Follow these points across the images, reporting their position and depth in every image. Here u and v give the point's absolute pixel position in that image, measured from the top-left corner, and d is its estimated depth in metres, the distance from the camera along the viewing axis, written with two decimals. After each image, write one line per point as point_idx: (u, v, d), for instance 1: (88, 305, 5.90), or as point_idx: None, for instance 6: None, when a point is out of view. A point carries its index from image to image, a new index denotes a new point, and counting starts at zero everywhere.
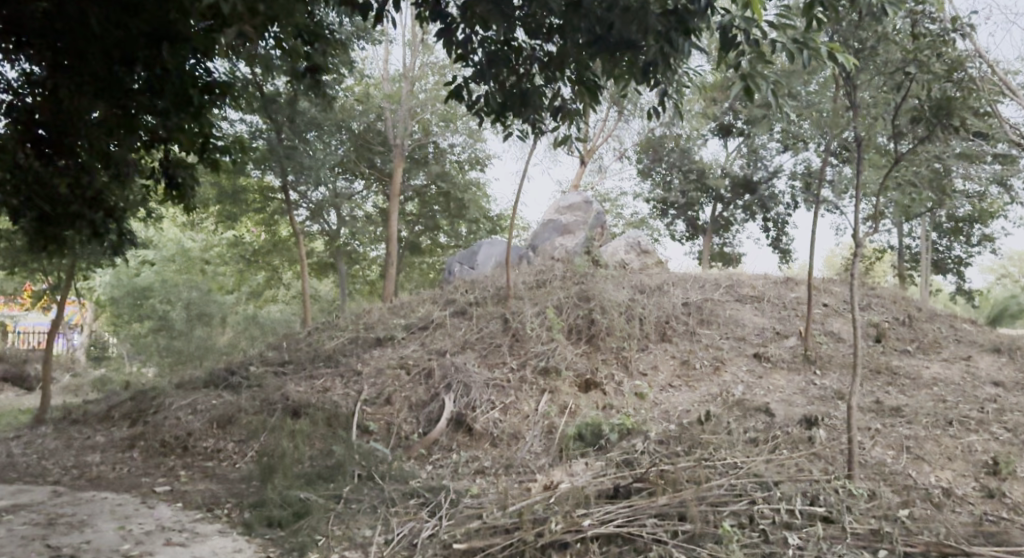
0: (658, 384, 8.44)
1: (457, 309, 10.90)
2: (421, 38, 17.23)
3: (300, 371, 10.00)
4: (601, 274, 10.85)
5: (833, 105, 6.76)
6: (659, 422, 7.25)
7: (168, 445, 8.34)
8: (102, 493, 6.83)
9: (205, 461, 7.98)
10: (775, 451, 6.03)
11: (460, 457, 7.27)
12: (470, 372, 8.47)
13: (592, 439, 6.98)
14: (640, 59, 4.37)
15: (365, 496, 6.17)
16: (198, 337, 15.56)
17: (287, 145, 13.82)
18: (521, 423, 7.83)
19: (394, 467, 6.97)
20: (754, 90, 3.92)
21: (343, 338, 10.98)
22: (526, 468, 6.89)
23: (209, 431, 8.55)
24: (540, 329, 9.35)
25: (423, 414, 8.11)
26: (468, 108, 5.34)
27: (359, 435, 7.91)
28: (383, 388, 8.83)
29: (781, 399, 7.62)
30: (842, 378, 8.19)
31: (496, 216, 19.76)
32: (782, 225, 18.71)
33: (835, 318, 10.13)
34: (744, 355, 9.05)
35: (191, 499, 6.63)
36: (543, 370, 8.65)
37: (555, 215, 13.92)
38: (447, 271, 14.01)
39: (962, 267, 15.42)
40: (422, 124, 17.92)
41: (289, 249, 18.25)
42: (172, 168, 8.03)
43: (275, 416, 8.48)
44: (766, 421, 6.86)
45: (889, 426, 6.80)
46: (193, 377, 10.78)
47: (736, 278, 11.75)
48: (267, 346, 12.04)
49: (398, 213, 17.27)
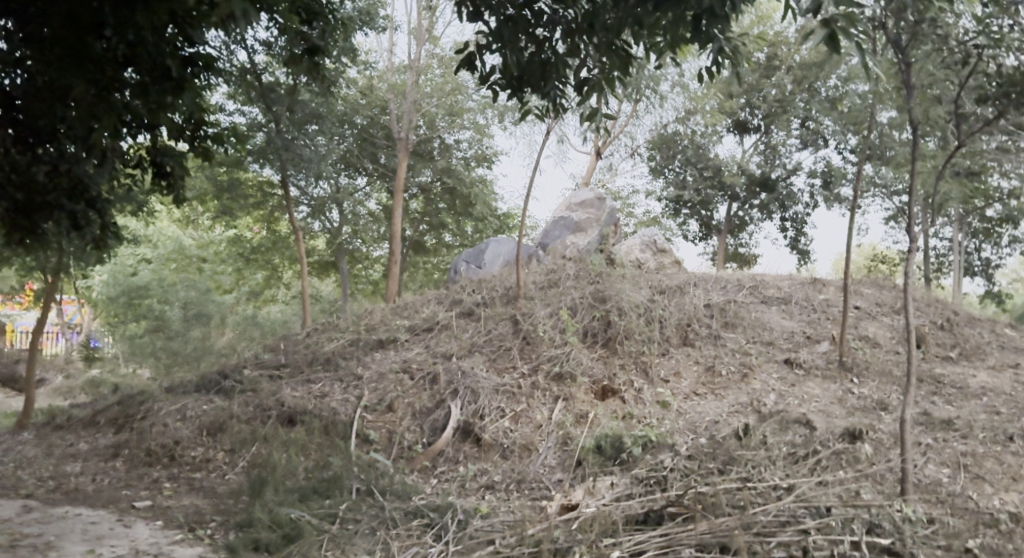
0: (682, 392, 7.79)
1: (464, 309, 10.29)
2: (428, 28, 16.58)
3: (296, 375, 9.37)
4: (618, 273, 10.18)
5: (883, 86, 6.23)
6: (685, 434, 6.63)
7: (154, 454, 7.75)
8: (77, 509, 6.23)
9: (192, 473, 7.39)
10: (819, 470, 5.44)
11: (468, 471, 6.69)
12: (479, 378, 7.90)
13: (612, 453, 6.38)
14: (700, 10, 3.68)
15: (362, 515, 5.54)
16: (195, 339, 14.96)
17: (286, 137, 13.09)
18: (533, 434, 7.21)
19: (395, 481, 6.39)
20: (840, 43, 3.20)
21: (343, 340, 10.36)
22: (539, 484, 6.33)
23: (197, 440, 7.97)
24: (553, 331, 8.74)
25: (428, 422, 7.51)
26: (480, 81, 4.73)
27: (357, 445, 7.30)
28: (385, 394, 8.23)
29: (818, 410, 6.99)
30: (883, 387, 7.55)
31: (502, 214, 19.15)
32: (801, 224, 18.12)
33: (868, 321, 9.48)
34: (774, 361, 8.41)
35: (172, 516, 6.03)
36: (557, 376, 8.02)
37: (567, 211, 13.28)
38: (451, 270, 13.41)
39: (990, 270, 14.79)
40: (426, 117, 17.19)
41: (290, 246, 17.58)
42: (161, 155, 7.57)
43: (267, 424, 7.87)
44: (805, 434, 6.21)
45: (942, 442, 6.16)
46: (184, 381, 10.15)
47: (760, 278, 11.11)
48: (262, 348, 11.44)
49: (402, 209, 16.58)
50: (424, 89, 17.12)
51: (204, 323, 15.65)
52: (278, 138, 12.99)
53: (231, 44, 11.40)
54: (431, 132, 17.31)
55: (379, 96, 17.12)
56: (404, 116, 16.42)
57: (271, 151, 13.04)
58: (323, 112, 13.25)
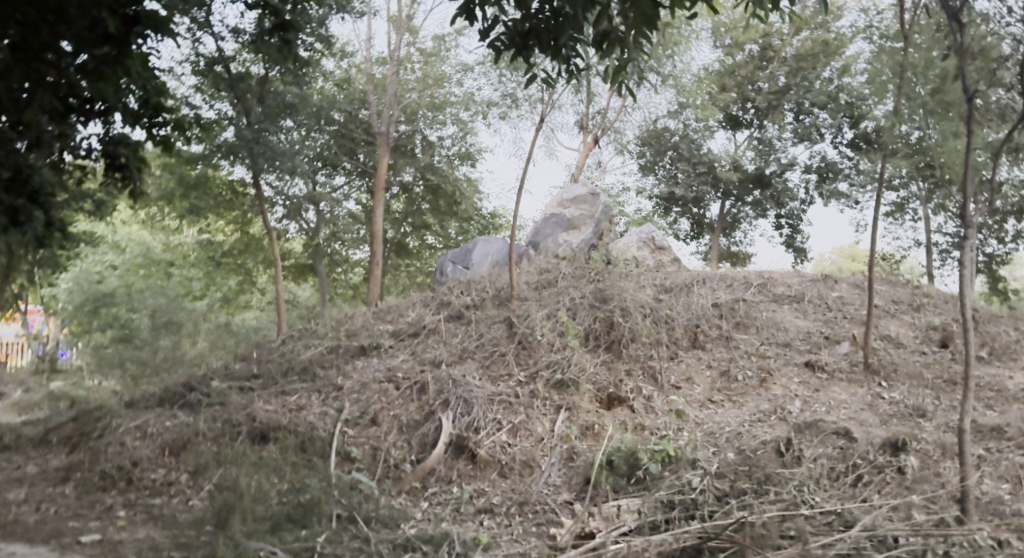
0: (697, 400, 7.09)
1: (453, 312, 9.53)
2: (407, 18, 15.79)
3: (269, 387, 8.51)
4: (618, 270, 9.48)
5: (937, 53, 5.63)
6: (708, 447, 5.93)
7: (108, 478, 6.86)
8: (11, 547, 5.34)
9: (150, 499, 6.54)
10: (866, 492, 4.77)
11: (462, 492, 5.92)
12: (472, 386, 7.14)
13: (627, 470, 5.63)
14: None
15: (343, 549, 4.71)
16: (164, 348, 13.95)
17: (258, 130, 12.23)
18: (534, 449, 6.47)
19: (382, 506, 5.63)
20: None
21: (321, 347, 9.54)
22: (543, 507, 5.57)
23: (159, 460, 7.13)
24: (551, 334, 8.02)
25: (416, 437, 6.71)
26: (481, 39, 4.03)
27: (337, 464, 6.52)
28: (368, 405, 7.44)
29: (850, 418, 6.34)
30: (915, 391, 6.92)
31: (489, 214, 18.39)
32: (796, 221, 17.65)
33: (888, 320, 8.87)
34: (793, 365, 7.74)
35: (123, 553, 5.18)
36: (557, 384, 7.30)
37: (558, 208, 12.60)
38: (438, 271, 12.59)
39: (996, 265, 14.30)
40: (408, 111, 16.55)
41: (264, 249, 16.56)
42: (114, 144, 6.79)
43: (237, 444, 7.05)
44: (843, 447, 5.52)
45: (997, 453, 5.51)
46: (146, 394, 9.22)
47: (767, 275, 10.48)
48: (232, 357, 10.57)
49: (384, 208, 15.79)
50: (405, 80, 16.34)
51: (175, 332, 14.60)
52: (247, 130, 12.10)
53: (199, 29, 10.67)
54: (412, 128, 16.79)
55: (357, 89, 16.37)
56: (385, 108, 15.82)
57: (240, 146, 12.19)
58: (298, 104, 12.45)
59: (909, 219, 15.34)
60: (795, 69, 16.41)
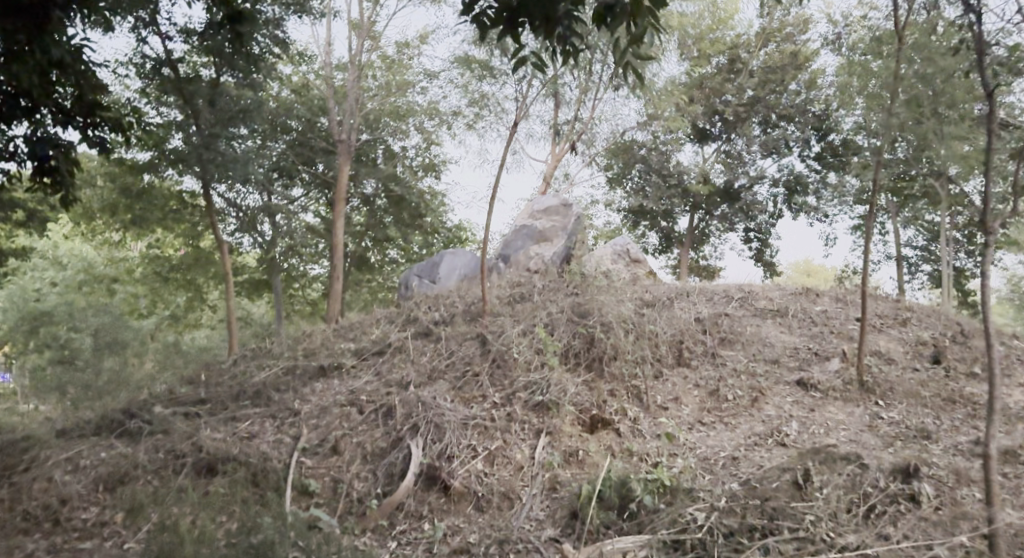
0: (686, 422, 6.61)
1: (421, 329, 8.91)
2: (369, 24, 15.25)
3: (217, 413, 7.75)
4: (596, 283, 8.99)
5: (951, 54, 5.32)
6: (705, 477, 5.43)
7: (31, 517, 6.01)
8: None
9: (79, 543, 5.72)
10: (887, 528, 4.31)
11: (435, 529, 5.30)
12: (443, 409, 6.54)
13: (619, 503, 5.06)
14: None
15: None
16: (105, 369, 12.91)
17: (208, 137, 11.39)
18: (513, 478, 5.89)
19: (344, 547, 4.96)
20: None
21: (277, 368, 8.80)
22: (526, 546, 4.98)
23: (91, 497, 6.32)
24: (528, 352, 7.47)
25: (382, 467, 6.08)
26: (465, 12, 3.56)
27: (293, 500, 5.83)
28: (328, 432, 6.78)
29: (852, 440, 5.93)
30: (914, 411, 6.55)
31: (453, 227, 17.79)
32: (766, 235, 17.48)
33: (876, 335, 8.54)
34: (785, 383, 7.33)
35: None
36: (536, 405, 6.76)
37: (529, 220, 12.10)
38: (403, 285, 11.99)
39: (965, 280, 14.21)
40: (369, 119, 15.98)
41: (214, 263, 15.67)
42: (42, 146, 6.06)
43: (181, 477, 6.29)
44: (851, 474, 5.05)
45: (1015, 479, 5.11)
46: (79, 421, 8.35)
47: (749, 289, 10.11)
48: (178, 380, 9.73)
49: (344, 220, 15.08)
50: (366, 87, 15.98)
51: (116, 352, 13.58)
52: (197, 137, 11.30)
53: (141, 27, 9.91)
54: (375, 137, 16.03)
55: (315, 95, 15.89)
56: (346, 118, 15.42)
57: (189, 153, 11.42)
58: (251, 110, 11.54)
59: (878, 233, 15.20)
60: (763, 82, 16.29)
